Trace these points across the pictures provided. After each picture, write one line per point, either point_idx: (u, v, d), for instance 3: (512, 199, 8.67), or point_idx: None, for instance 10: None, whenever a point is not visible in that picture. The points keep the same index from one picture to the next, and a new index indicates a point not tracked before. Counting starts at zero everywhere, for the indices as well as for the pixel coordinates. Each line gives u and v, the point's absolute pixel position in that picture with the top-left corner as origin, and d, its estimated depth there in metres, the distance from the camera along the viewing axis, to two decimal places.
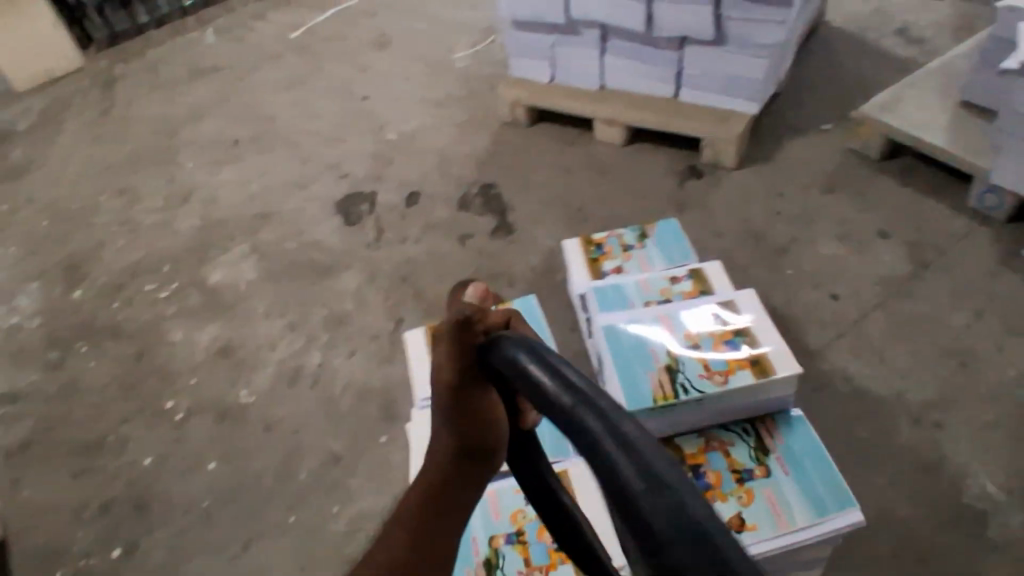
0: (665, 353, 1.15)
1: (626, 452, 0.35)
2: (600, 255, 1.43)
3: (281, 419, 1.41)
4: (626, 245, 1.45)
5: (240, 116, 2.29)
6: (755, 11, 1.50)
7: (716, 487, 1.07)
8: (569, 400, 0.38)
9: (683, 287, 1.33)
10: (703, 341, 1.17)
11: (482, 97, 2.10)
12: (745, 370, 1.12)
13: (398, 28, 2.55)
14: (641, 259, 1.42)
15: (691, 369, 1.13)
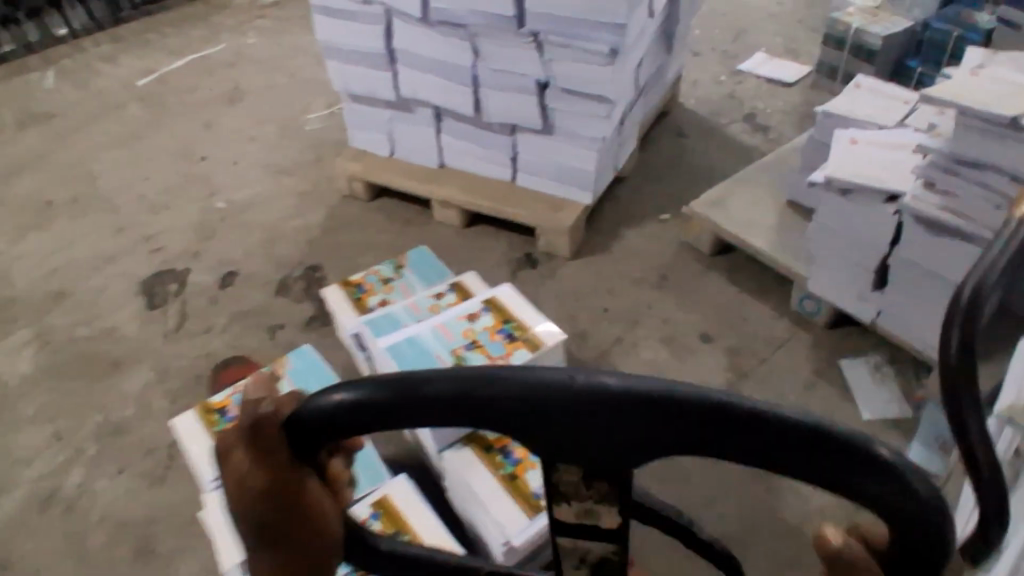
0: (450, 355, 1.21)
1: (542, 387, 0.35)
2: (362, 294, 1.43)
3: (22, 555, 1.15)
4: (383, 277, 1.47)
5: (60, 173, 2.07)
6: (580, 105, 1.45)
7: (524, 458, 1.14)
8: (439, 387, 0.37)
9: (446, 299, 1.39)
10: (478, 335, 1.24)
11: (325, 166, 1.98)
12: (522, 349, 1.22)
13: (253, 86, 2.42)
14: (402, 286, 1.46)
15: (477, 363, 1.20)
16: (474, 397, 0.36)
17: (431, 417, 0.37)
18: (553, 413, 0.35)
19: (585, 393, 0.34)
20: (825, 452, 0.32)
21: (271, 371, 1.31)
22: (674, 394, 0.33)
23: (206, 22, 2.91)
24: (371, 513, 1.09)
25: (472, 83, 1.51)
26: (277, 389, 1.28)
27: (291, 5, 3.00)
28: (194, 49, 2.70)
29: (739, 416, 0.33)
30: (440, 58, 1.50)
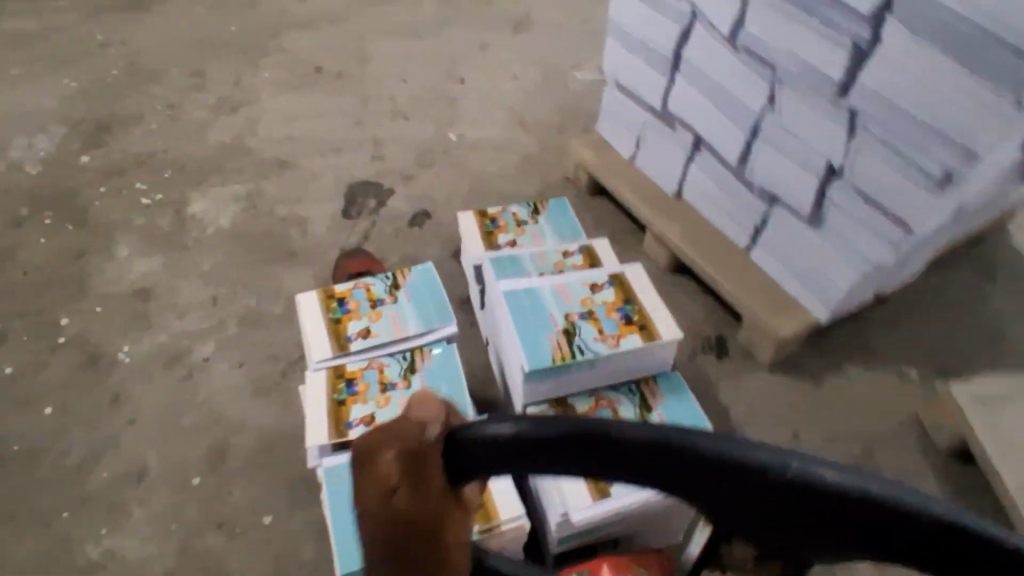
0: (563, 317, 1.17)
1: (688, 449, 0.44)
2: (494, 229, 1.41)
3: (135, 399, 1.25)
4: (519, 220, 1.44)
5: (340, 44, 2.16)
6: (869, 214, 1.11)
7: None
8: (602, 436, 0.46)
9: (573, 261, 1.34)
10: (594, 306, 1.20)
11: (565, 136, 1.83)
12: (634, 335, 1.17)
13: (542, 19, 2.30)
14: (533, 233, 1.42)
15: (587, 333, 1.16)
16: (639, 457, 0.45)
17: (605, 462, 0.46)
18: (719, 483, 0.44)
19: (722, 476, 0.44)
20: (953, 545, 0.40)
21: (394, 279, 1.30)
22: (826, 483, 0.41)
23: None
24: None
25: (749, 131, 1.23)
26: (393, 296, 1.28)
27: None
28: None
29: (897, 512, 0.40)
30: (729, 87, 1.23)
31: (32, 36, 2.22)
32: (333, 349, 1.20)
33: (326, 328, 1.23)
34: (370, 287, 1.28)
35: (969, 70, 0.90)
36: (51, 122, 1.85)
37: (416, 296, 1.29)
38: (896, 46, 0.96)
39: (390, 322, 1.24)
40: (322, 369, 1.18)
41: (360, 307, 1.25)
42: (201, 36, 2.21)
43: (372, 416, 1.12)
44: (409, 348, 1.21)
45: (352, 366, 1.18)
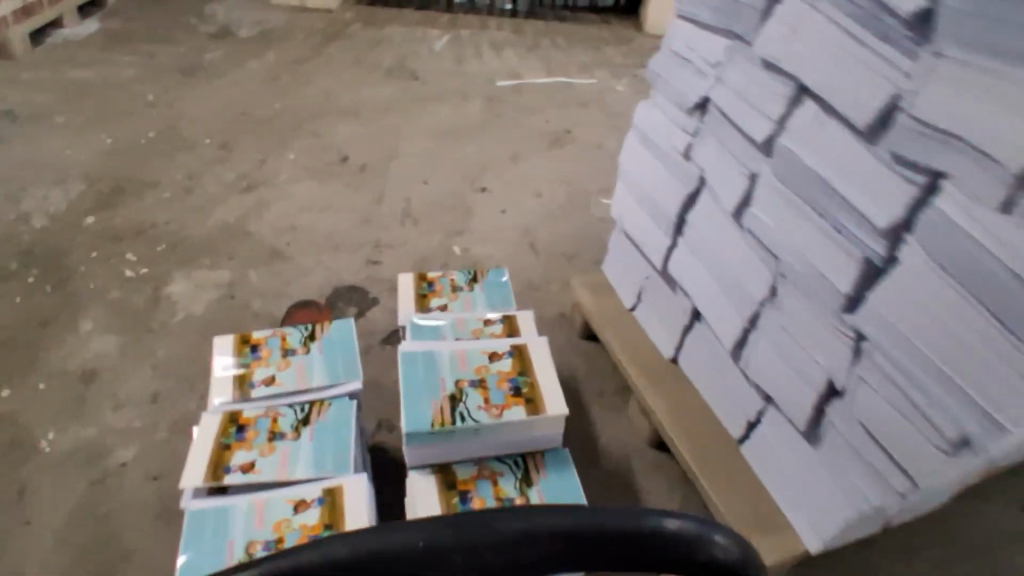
0: (453, 383, 1.23)
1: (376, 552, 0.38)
2: (428, 292, 1.46)
3: (37, 497, 1.16)
4: (454, 286, 1.48)
5: (373, 135, 2.16)
6: (870, 451, 0.92)
7: None
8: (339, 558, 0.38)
9: (493, 329, 1.38)
10: (488, 375, 1.25)
11: (573, 267, 1.71)
12: (519, 406, 1.20)
13: (581, 138, 2.25)
14: (464, 302, 1.46)
15: (473, 401, 1.21)
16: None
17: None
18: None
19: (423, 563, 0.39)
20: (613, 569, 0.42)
21: (312, 330, 1.31)
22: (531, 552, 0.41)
23: (595, 53, 2.83)
24: (314, 501, 1.04)
25: (745, 317, 1.08)
26: (306, 347, 1.29)
27: None
28: (564, 76, 2.64)
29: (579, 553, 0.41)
30: (729, 265, 1.08)
31: (92, 89, 2.31)
32: (234, 393, 1.21)
33: (233, 373, 1.24)
34: (285, 336, 1.30)
35: (995, 319, 0.72)
36: (74, 177, 1.88)
37: (330, 349, 1.29)
38: (911, 273, 0.79)
39: (295, 373, 1.24)
40: (219, 412, 1.19)
41: (270, 354, 1.26)
42: (245, 110, 2.25)
43: (251, 463, 1.10)
44: (308, 402, 1.21)
45: (247, 412, 1.18)
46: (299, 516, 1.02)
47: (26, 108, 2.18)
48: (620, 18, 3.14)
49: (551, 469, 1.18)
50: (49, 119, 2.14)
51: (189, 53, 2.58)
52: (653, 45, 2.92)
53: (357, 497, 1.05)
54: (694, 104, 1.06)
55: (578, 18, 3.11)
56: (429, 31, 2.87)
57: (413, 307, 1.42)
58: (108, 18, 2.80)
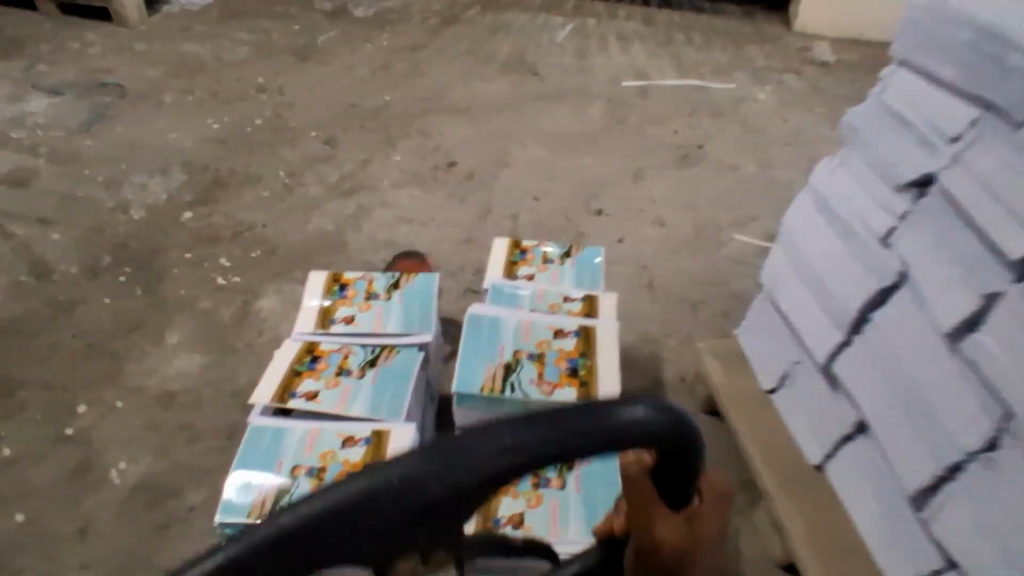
0: (510, 352, 1.23)
1: (393, 489, 0.43)
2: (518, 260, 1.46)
3: (102, 535, 1.09)
4: (546, 257, 1.47)
5: (485, 137, 1.99)
6: None
7: (512, 486, 0.99)
8: (331, 509, 0.42)
9: (571, 306, 1.37)
10: (546, 349, 1.24)
11: (696, 319, 1.48)
12: (571, 388, 1.19)
13: (714, 155, 1.97)
14: (553, 275, 1.44)
15: (526, 374, 1.21)
16: (375, 524, 0.43)
17: (336, 543, 0.43)
18: (447, 508, 0.44)
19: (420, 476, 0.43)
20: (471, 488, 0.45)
21: (398, 278, 1.29)
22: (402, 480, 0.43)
23: (735, 51, 2.51)
24: (361, 439, 1.05)
25: (939, 464, 0.82)
26: (389, 293, 1.27)
27: (835, 77, 2.40)
28: (698, 77, 2.35)
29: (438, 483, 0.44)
30: (930, 393, 0.83)
31: (204, 68, 2.26)
32: (314, 326, 1.22)
33: (316, 308, 1.26)
34: (372, 279, 1.28)
35: None
36: (177, 165, 1.83)
37: (410, 299, 1.26)
38: None
39: (374, 317, 1.23)
40: (299, 341, 1.21)
41: (354, 295, 1.26)
42: (352, 102, 2.13)
43: (315, 393, 1.11)
44: (380, 345, 1.19)
45: (323, 346, 1.19)
46: (345, 449, 1.03)
47: (139, 83, 2.15)
48: (765, 12, 2.79)
49: None
50: (160, 97, 2.10)
51: (302, 34, 2.50)
52: (804, 46, 2.56)
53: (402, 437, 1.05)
54: (909, 180, 0.81)
55: (717, 9, 2.79)
56: (551, 19, 2.66)
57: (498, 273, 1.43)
58: None
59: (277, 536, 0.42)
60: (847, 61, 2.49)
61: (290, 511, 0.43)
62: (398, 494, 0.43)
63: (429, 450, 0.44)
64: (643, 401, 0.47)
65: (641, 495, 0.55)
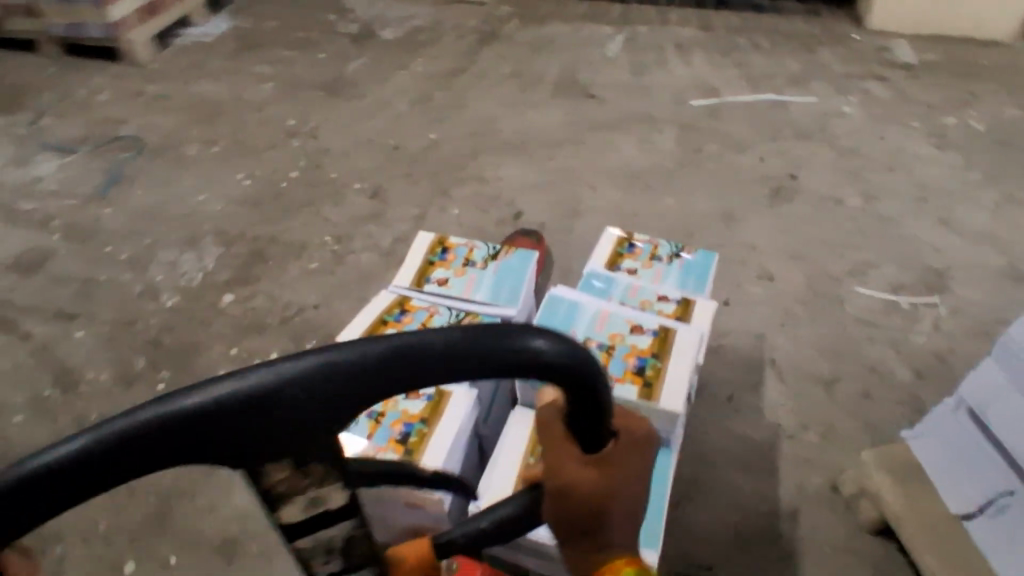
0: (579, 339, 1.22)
1: (247, 397, 0.38)
2: (623, 253, 1.43)
3: None
4: (653, 254, 1.44)
5: (549, 180, 1.77)
6: None
7: None
8: (201, 400, 0.38)
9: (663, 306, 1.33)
10: (617, 344, 1.20)
11: (834, 403, 1.25)
12: (634, 387, 1.15)
13: (811, 185, 1.72)
14: (654, 273, 1.41)
15: None
16: (221, 429, 0.38)
17: (188, 438, 0.38)
18: (295, 424, 0.40)
19: (290, 390, 0.39)
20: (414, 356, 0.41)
21: (496, 252, 1.37)
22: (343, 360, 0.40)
23: (807, 55, 2.25)
24: (424, 394, 1.05)
25: None
26: (484, 264, 1.35)
27: (926, 80, 2.13)
28: (772, 89, 2.10)
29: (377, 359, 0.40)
30: None
31: (226, 111, 2.05)
32: (412, 283, 1.32)
33: (418, 267, 1.37)
34: (471, 248, 1.37)
35: None
36: (208, 235, 1.62)
37: (503, 273, 1.32)
38: None
39: (466, 282, 1.31)
40: (397, 293, 1.31)
41: (454, 260, 1.35)
42: (392, 144, 1.91)
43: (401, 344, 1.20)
44: (464, 309, 1.27)
45: (415, 302, 1.28)
46: (409, 400, 1.03)
47: (157, 134, 1.94)
48: (831, 7, 2.52)
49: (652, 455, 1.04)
50: (182, 150, 1.90)
51: (329, 66, 2.29)
52: (883, 45, 2.29)
53: (458, 405, 1.03)
54: None
55: (777, 7, 2.53)
56: (597, 32, 2.43)
57: (600, 263, 1.41)
58: (240, 14, 2.54)
59: (123, 434, 0.37)
60: (934, 59, 2.22)
61: (143, 409, 0.38)
62: (263, 393, 0.39)
63: (306, 362, 0.40)
64: (564, 336, 0.43)
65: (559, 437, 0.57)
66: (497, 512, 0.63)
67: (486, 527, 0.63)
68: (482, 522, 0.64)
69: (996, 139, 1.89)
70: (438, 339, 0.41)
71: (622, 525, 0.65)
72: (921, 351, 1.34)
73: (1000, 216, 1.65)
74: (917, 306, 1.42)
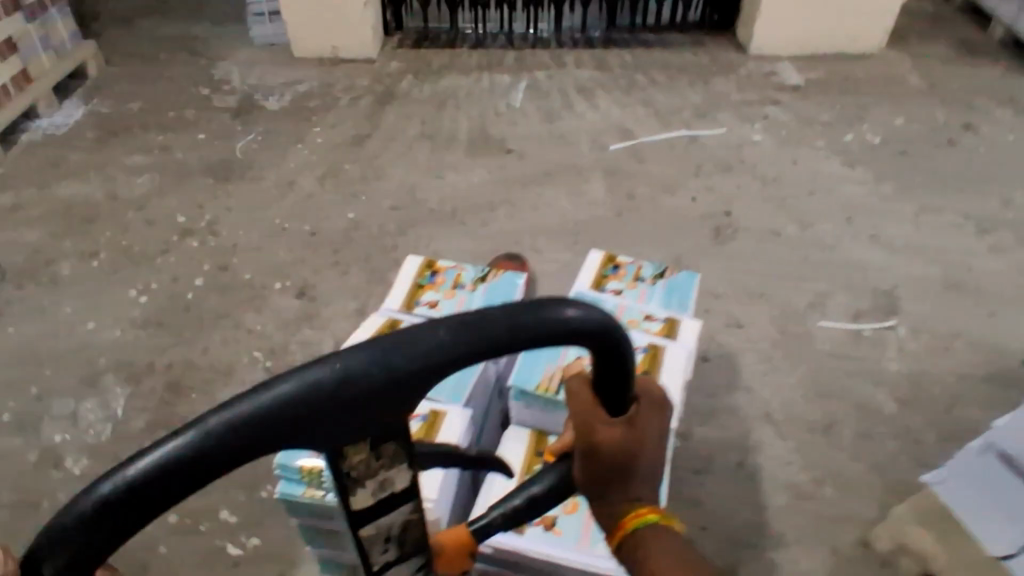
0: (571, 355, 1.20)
1: (331, 382, 0.45)
2: (608, 274, 1.46)
3: None
4: (638, 274, 1.47)
5: (489, 251, 1.67)
6: None
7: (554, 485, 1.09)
8: (294, 389, 0.43)
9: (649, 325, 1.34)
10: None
11: (838, 451, 1.22)
12: None
13: (747, 219, 1.73)
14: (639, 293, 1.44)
15: None
16: (310, 414, 0.44)
17: (283, 428, 0.43)
18: (368, 408, 0.46)
19: (367, 373, 0.45)
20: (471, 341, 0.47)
21: (484, 273, 1.43)
22: (412, 350, 0.46)
23: (704, 86, 2.30)
24: (419, 414, 1.20)
25: None
26: (473, 286, 1.42)
27: (816, 99, 2.23)
28: (682, 123, 2.12)
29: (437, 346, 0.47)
30: None
31: (102, 214, 1.79)
32: (403, 305, 1.37)
33: (408, 290, 1.41)
34: (460, 270, 1.44)
35: None
36: (111, 373, 1.39)
37: (491, 294, 1.39)
38: None
39: (455, 304, 1.37)
40: (388, 315, 1.35)
41: (442, 281, 1.41)
42: (308, 230, 1.74)
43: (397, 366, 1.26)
44: None
45: (406, 324, 1.32)
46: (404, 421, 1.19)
47: (22, 256, 1.66)
48: (712, 36, 2.60)
49: None
50: (57, 271, 1.63)
51: (213, 147, 2.06)
52: (769, 69, 2.39)
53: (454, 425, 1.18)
54: None
55: (663, 40, 2.58)
56: (497, 82, 2.37)
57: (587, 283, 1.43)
58: (96, 97, 2.25)
59: (223, 428, 0.42)
60: (817, 80, 2.34)
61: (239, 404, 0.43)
62: (343, 379, 0.45)
63: (379, 348, 0.46)
64: (594, 304, 0.50)
65: (585, 405, 0.61)
66: (528, 490, 0.69)
67: (519, 505, 0.69)
68: (517, 500, 0.70)
69: (893, 151, 2.00)
70: (490, 316, 0.48)
71: (647, 485, 0.68)
72: (899, 378, 1.34)
73: (920, 228, 1.72)
74: (881, 332, 1.43)
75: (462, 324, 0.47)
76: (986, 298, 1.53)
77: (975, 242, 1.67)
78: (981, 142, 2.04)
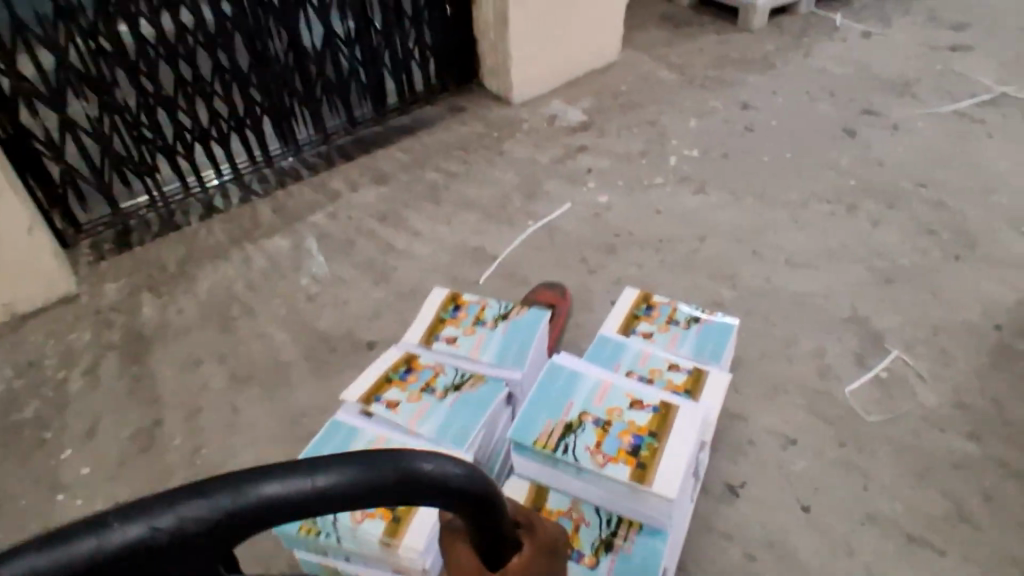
0: (577, 410, 1.14)
1: (151, 534, 0.45)
2: (639, 315, 1.38)
3: None
4: (672, 317, 1.38)
5: None
6: None
7: None
8: (140, 537, 0.45)
9: (676, 376, 1.24)
10: (614, 420, 1.12)
11: (993, 532, 1.09)
12: (628, 466, 1.06)
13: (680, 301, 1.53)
14: (671, 337, 1.34)
15: (586, 438, 1.10)
16: (127, 565, 0.45)
17: (124, 567, 0.45)
18: (213, 551, 0.48)
19: (196, 526, 0.47)
20: (317, 500, 0.50)
21: (507, 310, 1.36)
22: (263, 496, 0.49)
23: (504, 160, 2.03)
24: None
25: None
26: (495, 322, 1.35)
27: (612, 130, 2.11)
28: (522, 213, 1.82)
29: (280, 501, 0.49)
30: None
31: None
32: (420, 339, 1.34)
33: (429, 324, 1.38)
34: (484, 307, 1.38)
35: None
36: None
37: (511, 331, 1.32)
38: None
39: (474, 341, 1.31)
40: (405, 349, 1.33)
41: (462, 319, 1.36)
42: None
43: (397, 402, 1.21)
44: (470, 370, 1.26)
45: (420, 360, 1.29)
46: None
47: None
48: (463, 96, 2.33)
49: (645, 533, 1.06)
50: None
51: None
52: (545, 114, 2.21)
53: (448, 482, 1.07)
54: None
55: (419, 121, 2.23)
56: (272, 248, 1.79)
57: (615, 326, 1.35)
58: None
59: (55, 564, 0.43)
60: (593, 108, 2.23)
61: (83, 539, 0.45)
62: (190, 529, 0.46)
63: (222, 493, 0.48)
64: (450, 459, 0.56)
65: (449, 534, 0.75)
66: None
67: None
68: None
69: (715, 156, 1.97)
70: (349, 469, 0.51)
71: None
72: (954, 408, 1.26)
73: (808, 228, 1.70)
74: (895, 367, 1.34)
75: (315, 484, 0.50)
76: (919, 276, 1.54)
77: (858, 222, 1.70)
78: (767, 118, 2.13)
